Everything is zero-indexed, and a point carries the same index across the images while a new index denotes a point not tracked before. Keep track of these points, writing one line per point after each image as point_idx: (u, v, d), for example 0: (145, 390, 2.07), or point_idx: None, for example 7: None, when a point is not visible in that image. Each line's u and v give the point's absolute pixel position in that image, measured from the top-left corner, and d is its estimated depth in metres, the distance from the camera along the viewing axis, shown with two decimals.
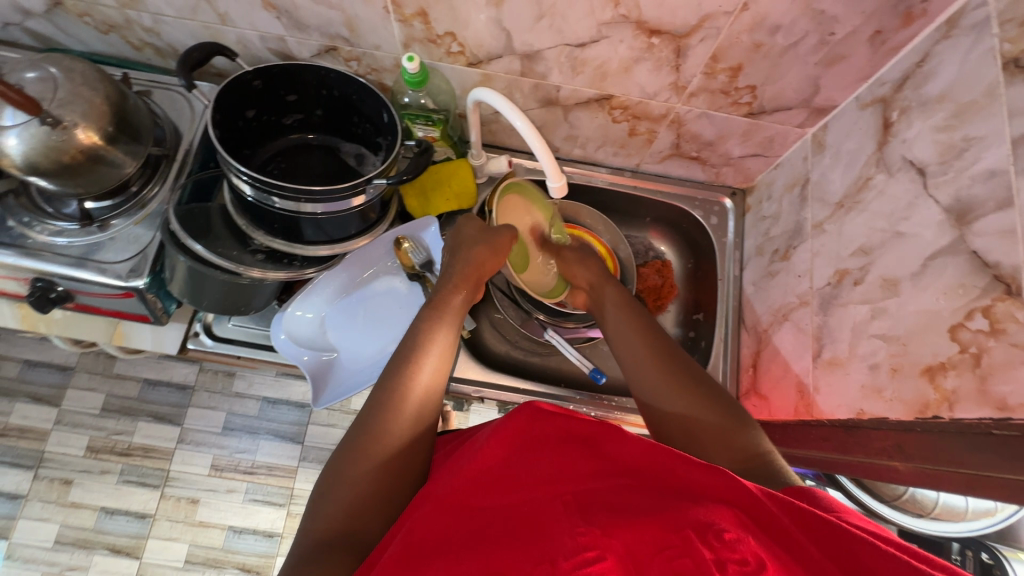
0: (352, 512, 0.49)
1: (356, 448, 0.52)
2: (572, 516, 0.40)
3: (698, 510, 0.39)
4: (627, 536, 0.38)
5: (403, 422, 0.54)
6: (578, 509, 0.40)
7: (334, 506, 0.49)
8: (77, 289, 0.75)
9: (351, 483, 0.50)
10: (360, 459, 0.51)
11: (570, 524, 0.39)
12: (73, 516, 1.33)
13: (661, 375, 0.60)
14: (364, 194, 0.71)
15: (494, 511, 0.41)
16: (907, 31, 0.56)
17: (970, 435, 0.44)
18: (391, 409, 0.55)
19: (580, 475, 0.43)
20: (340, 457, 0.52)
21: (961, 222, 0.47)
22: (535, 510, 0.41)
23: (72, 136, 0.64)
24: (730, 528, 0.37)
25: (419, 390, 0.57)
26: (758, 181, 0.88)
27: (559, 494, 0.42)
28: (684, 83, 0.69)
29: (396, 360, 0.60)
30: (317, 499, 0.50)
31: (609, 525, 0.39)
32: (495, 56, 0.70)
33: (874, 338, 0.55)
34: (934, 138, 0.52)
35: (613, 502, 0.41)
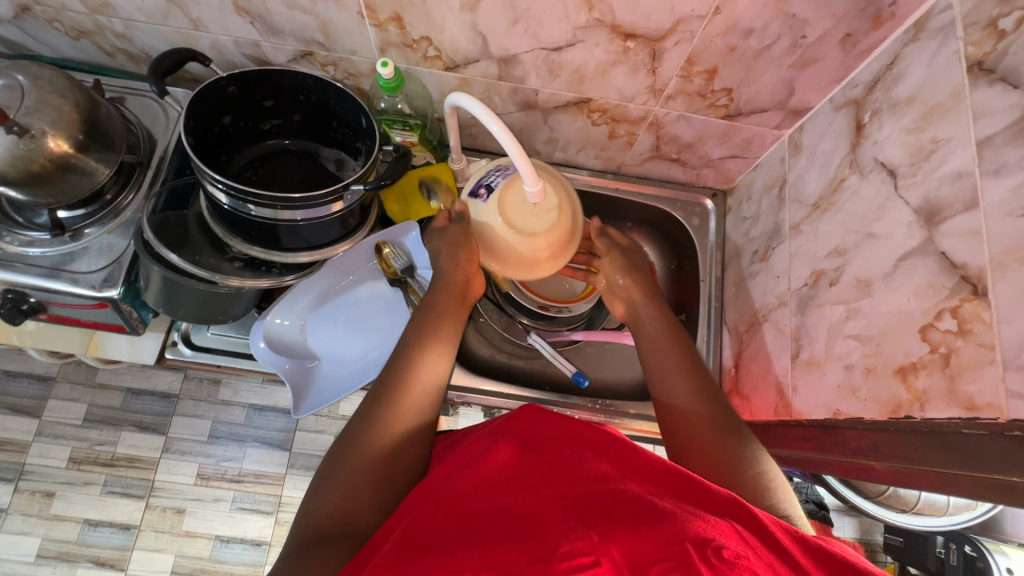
0: (351, 498, 0.50)
1: (360, 437, 0.54)
2: (570, 520, 0.39)
3: (698, 522, 0.38)
4: (625, 544, 0.36)
5: (404, 417, 0.56)
6: (579, 512, 0.40)
7: (333, 492, 0.50)
8: (50, 300, 0.74)
9: (352, 473, 0.51)
10: (360, 453, 0.52)
11: (567, 527, 0.38)
12: (56, 528, 1.30)
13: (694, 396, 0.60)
14: (342, 200, 0.70)
15: (494, 512, 0.41)
16: (876, 33, 0.57)
17: (942, 434, 0.44)
18: (393, 407, 0.56)
19: (583, 480, 0.43)
20: (345, 444, 0.54)
21: (930, 223, 0.48)
22: (535, 512, 0.40)
23: (40, 145, 0.63)
24: (730, 545, 0.36)
25: (420, 385, 0.59)
26: (738, 182, 0.88)
27: (558, 497, 0.42)
28: (661, 85, 0.69)
29: (395, 359, 0.61)
30: (315, 489, 0.51)
31: (607, 532, 0.37)
32: (472, 60, 0.70)
33: (848, 338, 0.56)
34: (904, 139, 0.52)
35: (612, 508, 0.40)
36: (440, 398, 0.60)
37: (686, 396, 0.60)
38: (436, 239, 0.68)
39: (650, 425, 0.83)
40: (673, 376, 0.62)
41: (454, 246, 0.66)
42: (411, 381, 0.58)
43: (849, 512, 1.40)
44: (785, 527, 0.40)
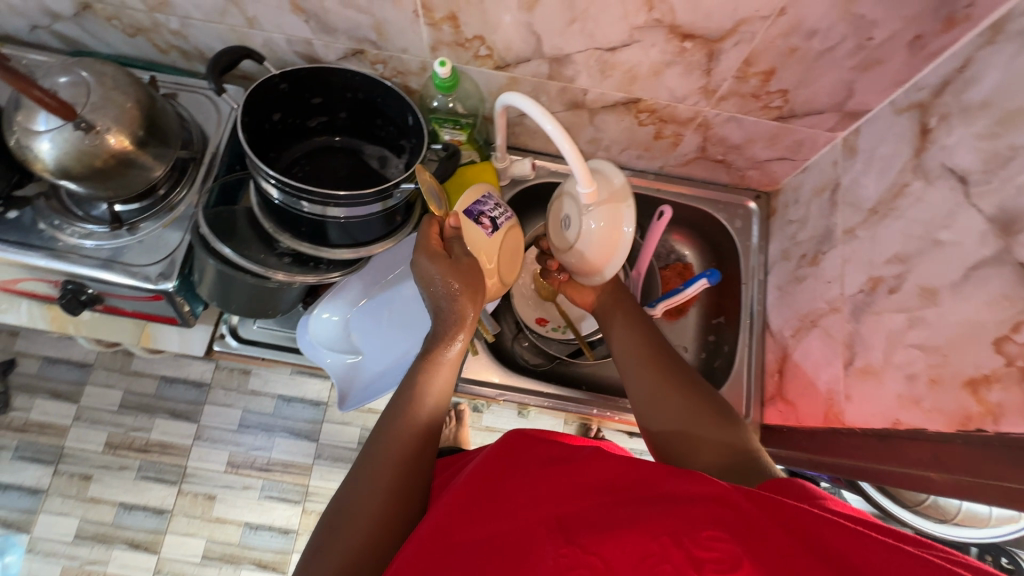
0: (348, 562, 0.48)
1: (355, 494, 0.51)
2: (554, 537, 0.42)
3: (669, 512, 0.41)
4: (606, 551, 0.39)
5: (398, 464, 0.53)
6: (561, 527, 0.43)
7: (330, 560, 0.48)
8: (107, 292, 0.76)
9: (348, 536, 0.49)
10: (359, 506, 0.51)
11: (552, 546, 0.41)
12: (92, 510, 1.35)
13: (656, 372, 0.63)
14: (390, 198, 0.71)
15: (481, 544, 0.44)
16: (948, 35, 0.55)
17: (1016, 449, 0.43)
18: (382, 459, 0.53)
19: (567, 496, 0.46)
20: (342, 501, 0.52)
21: (1007, 233, 0.46)
22: (521, 532, 0.43)
23: (104, 141, 0.65)
24: (699, 524, 0.39)
25: (415, 431, 0.56)
26: (784, 184, 0.87)
27: (541, 517, 0.44)
28: (714, 87, 0.69)
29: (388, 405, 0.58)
30: (314, 550, 0.49)
31: (592, 544, 0.40)
32: (523, 59, 0.70)
33: (911, 348, 0.54)
34: (978, 146, 0.51)
35: (590, 518, 0.43)
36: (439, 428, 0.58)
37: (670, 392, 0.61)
38: (441, 266, 0.60)
39: None
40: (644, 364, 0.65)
41: (464, 280, 0.59)
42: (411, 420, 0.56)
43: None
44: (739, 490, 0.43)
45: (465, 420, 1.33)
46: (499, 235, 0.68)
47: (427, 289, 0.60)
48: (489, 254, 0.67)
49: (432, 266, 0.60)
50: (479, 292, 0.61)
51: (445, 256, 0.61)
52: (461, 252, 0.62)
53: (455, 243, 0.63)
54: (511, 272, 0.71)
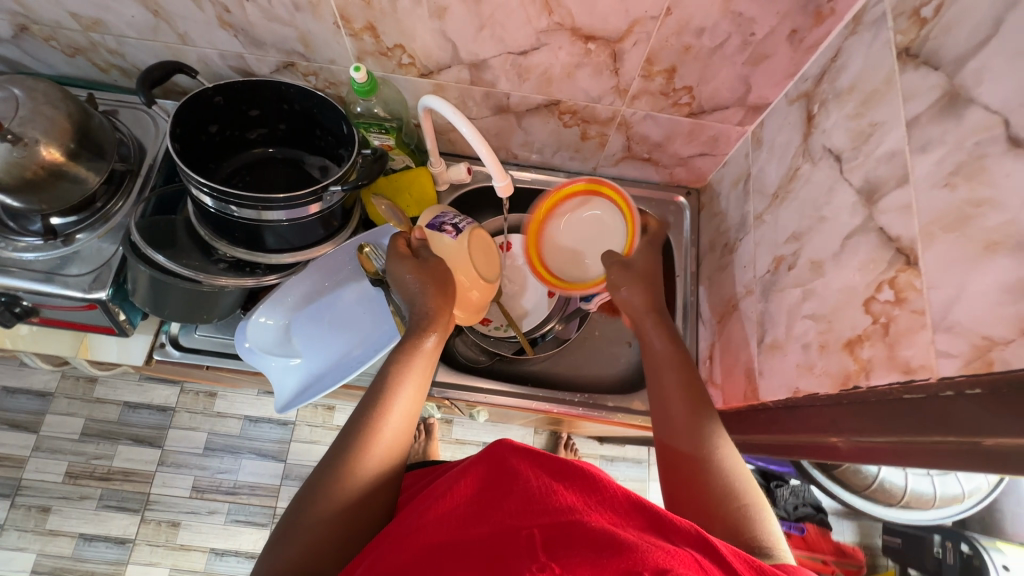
0: (310, 550, 0.49)
1: (315, 488, 0.52)
2: (531, 551, 0.38)
3: (660, 553, 0.37)
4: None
5: (374, 456, 0.54)
6: (542, 543, 0.39)
7: (293, 546, 0.49)
8: (42, 303, 0.76)
9: (314, 524, 0.50)
10: (323, 500, 0.51)
11: (528, 561, 0.38)
12: (51, 543, 1.31)
13: (689, 426, 0.58)
14: (322, 201, 0.74)
15: (459, 546, 0.41)
16: (820, 28, 0.59)
17: (886, 401, 0.45)
18: (358, 451, 0.54)
19: (555, 510, 0.42)
20: (304, 495, 0.52)
21: (870, 202, 0.49)
22: (500, 543, 0.40)
23: (34, 153, 0.67)
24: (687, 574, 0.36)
25: (391, 426, 0.56)
26: (710, 180, 0.91)
27: (524, 527, 0.41)
28: (625, 85, 0.73)
29: (366, 401, 0.59)
30: (278, 537, 0.50)
31: (568, 564, 0.37)
32: (444, 66, 0.74)
33: (806, 318, 0.57)
34: (848, 125, 0.54)
35: (574, 535, 0.39)
36: (411, 432, 0.58)
37: (686, 423, 0.58)
38: (408, 265, 0.68)
39: (626, 416, 0.86)
40: (675, 417, 0.59)
41: (428, 278, 0.66)
42: (382, 423, 0.56)
43: (849, 516, 1.39)
44: (743, 556, 0.40)
45: (433, 433, 1.34)
46: (464, 237, 0.70)
47: (404, 290, 0.68)
48: (461, 256, 0.69)
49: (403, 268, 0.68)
50: (446, 287, 0.67)
51: (410, 259, 0.69)
52: (427, 254, 0.69)
53: (421, 249, 0.71)
54: (493, 269, 0.73)
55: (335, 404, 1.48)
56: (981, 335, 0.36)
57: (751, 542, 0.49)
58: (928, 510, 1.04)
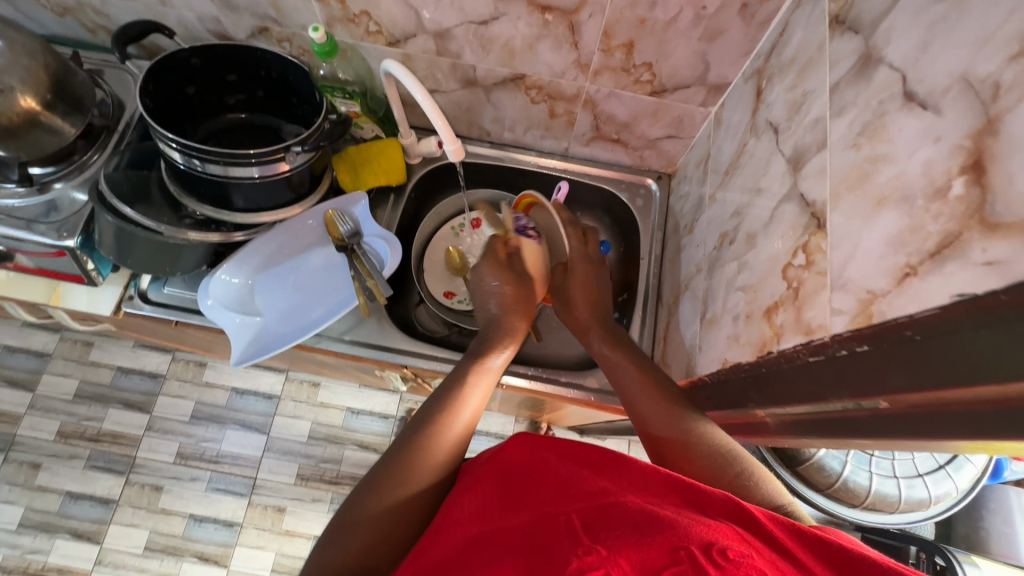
0: (368, 547, 0.46)
1: (385, 481, 0.49)
2: (571, 532, 0.39)
3: (700, 526, 0.36)
4: (630, 553, 0.35)
5: (438, 452, 0.52)
6: (582, 525, 0.39)
7: (353, 544, 0.46)
8: (16, 249, 0.80)
9: (371, 522, 0.47)
10: (389, 491, 0.48)
11: (571, 541, 0.38)
12: (39, 499, 1.35)
13: (666, 409, 0.58)
14: (287, 161, 0.76)
15: (501, 531, 0.42)
16: (770, 3, 0.59)
17: (791, 364, 0.45)
18: (424, 447, 0.52)
19: (590, 495, 0.42)
20: (359, 494, 0.49)
21: (796, 170, 0.49)
22: (540, 526, 0.41)
23: (10, 100, 0.70)
24: (734, 545, 0.34)
25: (459, 425, 0.55)
26: (680, 164, 0.91)
27: (561, 512, 0.41)
28: (586, 60, 0.73)
29: (432, 401, 0.57)
30: (329, 540, 0.47)
31: (614, 545, 0.36)
32: (410, 35, 0.75)
33: (738, 291, 0.57)
34: (786, 97, 0.54)
35: (612, 516, 0.39)
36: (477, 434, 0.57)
37: (647, 400, 0.61)
38: (498, 273, 0.73)
39: (580, 395, 0.86)
40: (649, 403, 0.60)
41: (517, 293, 0.71)
42: (452, 419, 0.55)
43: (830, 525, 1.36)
44: (774, 517, 0.38)
45: None
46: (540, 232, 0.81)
47: (484, 303, 0.73)
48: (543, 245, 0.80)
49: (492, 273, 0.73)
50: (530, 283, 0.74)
51: (502, 265, 0.74)
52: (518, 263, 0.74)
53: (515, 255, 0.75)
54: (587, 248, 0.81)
55: (320, 381, 1.51)
56: (867, 289, 0.37)
57: (769, 503, 0.47)
58: (888, 508, 1.01)
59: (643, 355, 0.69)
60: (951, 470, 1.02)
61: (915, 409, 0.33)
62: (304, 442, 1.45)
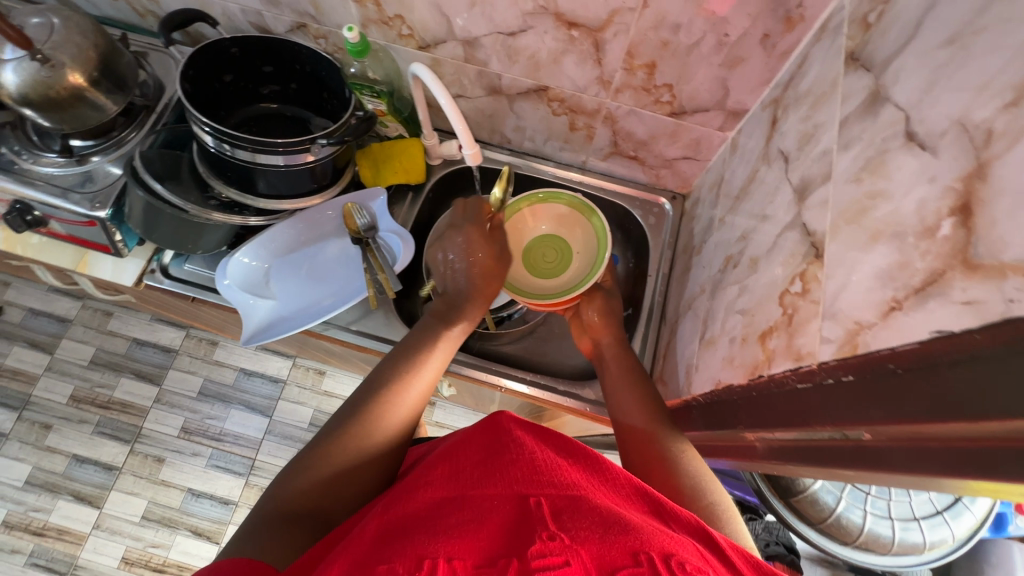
0: (320, 489, 0.52)
1: (339, 433, 0.55)
2: (541, 518, 0.40)
3: (664, 539, 0.38)
4: (594, 549, 0.37)
5: (393, 416, 0.58)
6: (553, 512, 0.40)
7: (304, 481, 0.52)
8: (50, 215, 0.84)
9: (323, 465, 0.53)
10: (342, 443, 0.54)
11: (542, 527, 0.39)
12: (46, 459, 1.40)
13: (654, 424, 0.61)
14: (313, 152, 0.79)
15: (469, 501, 0.43)
16: (791, 35, 0.60)
17: (780, 389, 0.46)
18: (380, 407, 0.58)
19: (562, 484, 0.43)
20: (320, 441, 0.55)
21: (802, 199, 0.50)
22: (509, 505, 0.42)
23: (60, 75, 0.74)
24: (691, 561, 0.37)
25: (412, 394, 0.60)
26: (695, 186, 0.92)
27: (532, 495, 0.42)
28: (608, 77, 0.75)
29: (389, 368, 0.62)
30: (288, 474, 0.53)
31: (578, 536, 0.38)
32: (440, 40, 0.78)
33: (737, 313, 0.58)
34: (799, 128, 0.55)
35: (583, 510, 0.40)
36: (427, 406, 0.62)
37: (641, 418, 0.63)
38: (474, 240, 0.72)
39: (577, 404, 0.87)
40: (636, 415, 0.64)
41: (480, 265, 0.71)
42: (405, 387, 0.60)
43: (823, 563, 1.33)
44: (740, 550, 0.41)
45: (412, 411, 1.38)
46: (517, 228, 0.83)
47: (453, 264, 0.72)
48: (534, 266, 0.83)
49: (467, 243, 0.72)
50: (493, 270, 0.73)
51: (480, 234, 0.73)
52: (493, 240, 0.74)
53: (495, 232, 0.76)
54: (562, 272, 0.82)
55: (326, 370, 1.54)
56: (855, 320, 0.38)
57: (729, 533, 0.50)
58: (881, 552, 1.00)
59: (643, 374, 0.70)
60: (949, 517, 1.00)
61: (898, 442, 0.33)
62: (305, 429, 1.48)
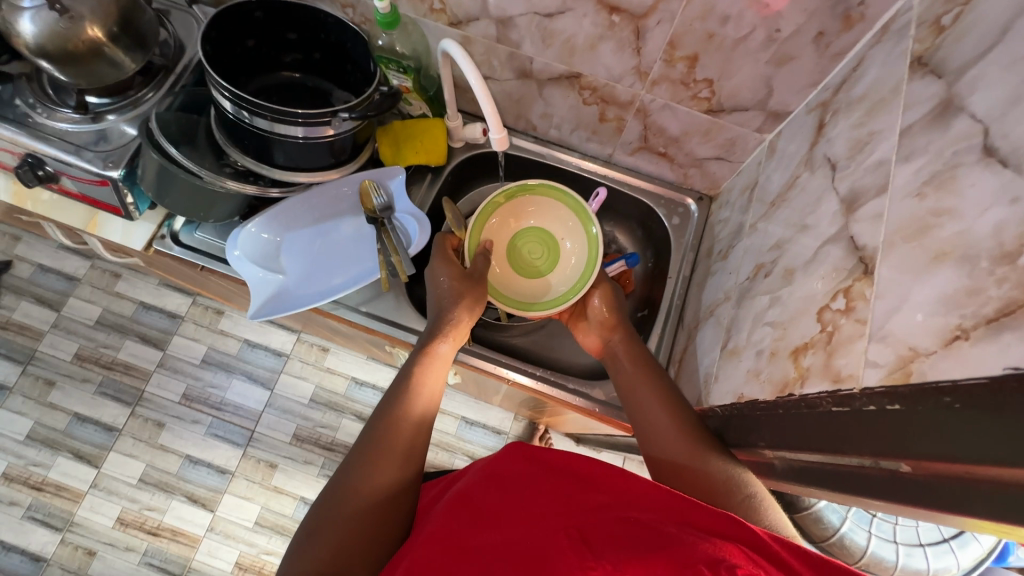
0: (338, 549, 0.49)
1: (346, 484, 0.53)
2: (576, 550, 0.39)
3: (708, 546, 0.38)
4: (638, 570, 0.36)
5: (396, 448, 0.57)
6: (586, 543, 0.39)
7: (321, 546, 0.49)
8: (61, 172, 0.81)
9: (336, 521, 0.51)
10: (349, 493, 0.52)
11: (578, 559, 0.38)
12: (48, 415, 1.40)
13: (677, 425, 0.58)
14: (333, 125, 0.76)
15: (497, 544, 0.42)
16: (848, 34, 0.57)
17: (813, 411, 0.43)
18: (382, 443, 0.56)
19: (588, 516, 0.43)
20: (328, 499, 0.53)
21: (849, 211, 0.47)
22: (541, 541, 0.41)
23: (77, 28, 0.72)
24: (743, 567, 0.36)
25: (412, 420, 0.59)
26: (723, 188, 0.89)
27: (562, 529, 0.41)
28: (646, 68, 0.72)
29: (386, 401, 0.62)
30: (300, 543, 0.50)
31: (618, 561, 0.37)
32: (473, 18, 0.75)
33: (766, 325, 0.55)
34: (850, 134, 0.52)
35: (616, 534, 0.40)
36: (432, 427, 0.61)
37: (664, 417, 0.60)
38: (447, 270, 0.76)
39: (584, 404, 0.85)
40: (657, 415, 0.60)
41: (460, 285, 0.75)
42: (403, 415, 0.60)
43: None
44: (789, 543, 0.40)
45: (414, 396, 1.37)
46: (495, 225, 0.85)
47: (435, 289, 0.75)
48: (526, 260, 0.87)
49: (443, 270, 0.76)
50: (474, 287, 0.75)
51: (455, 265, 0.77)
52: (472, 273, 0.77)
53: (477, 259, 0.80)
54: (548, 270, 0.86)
55: (330, 347, 1.52)
56: (909, 345, 0.35)
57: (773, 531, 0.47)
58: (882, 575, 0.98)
59: (659, 367, 0.67)
60: (954, 545, 0.97)
61: (947, 478, 0.31)
62: (306, 405, 1.47)
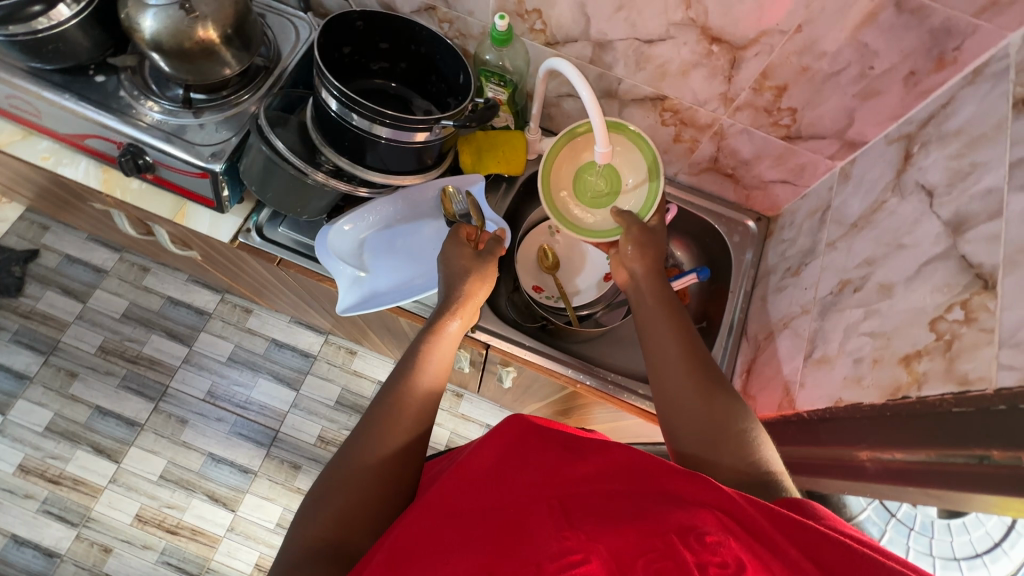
0: (340, 521, 0.52)
1: (351, 459, 0.55)
2: (555, 519, 0.41)
3: (681, 513, 0.40)
4: (612, 541, 0.39)
5: (400, 427, 0.57)
6: (564, 513, 0.42)
7: (325, 517, 0.52)
8: (161, 162, 0.83)
9: (343, 495, 0.53)
10: (356, 467, 0.54)
11: (555, 527, 0.41)
12: (69, 407, 1.38)
13: (686, 360, 0.61)
14: (428, 132, 0.78)
15: (482, 513, 0.44)
16: (938, 75, 0.63)
17: (930, 411, 0.48)
18: (387, 422, 0.57)
19: (569, 484, 0.45)
20: (333, 471, 0.55)
21: (956, 232, 0.52)
22: (522, 509, 0.43)
23: (196, 28, 0.75)
24: (714, 531, 0.38)
25: (417, 398, 0.60)
26: (784, 210, 0.94)
27: (545, 497, 0.44)
28: (733, 94, 0.78)
29: (392, 378, 0.62)
30: (308, 512, 0.53)
31: (593, 530, 0.40)
32: (572, 39, 0.80)
33: (863, 335, 0.60)
34: (946, 164, 0.57)
35: (595, 505, 0.42)
36: (438, 399, 0.62)
37: (675, 346, 0.62)
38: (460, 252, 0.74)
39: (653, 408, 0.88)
40: (666, 347, 0.63)
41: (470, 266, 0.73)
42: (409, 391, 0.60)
43: None
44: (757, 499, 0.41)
45: None
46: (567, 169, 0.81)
47: (445, 267, 0.74)
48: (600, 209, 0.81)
49: (452, 250, 0.75)
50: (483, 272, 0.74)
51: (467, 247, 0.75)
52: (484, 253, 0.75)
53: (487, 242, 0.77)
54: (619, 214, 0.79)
55: (357, 350, 1.54)
56: None
57: (758, 468, 0.51)
58: None
59: (677, 305, 0.67)
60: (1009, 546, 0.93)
61: None
62: (331, 407, 1.47)
